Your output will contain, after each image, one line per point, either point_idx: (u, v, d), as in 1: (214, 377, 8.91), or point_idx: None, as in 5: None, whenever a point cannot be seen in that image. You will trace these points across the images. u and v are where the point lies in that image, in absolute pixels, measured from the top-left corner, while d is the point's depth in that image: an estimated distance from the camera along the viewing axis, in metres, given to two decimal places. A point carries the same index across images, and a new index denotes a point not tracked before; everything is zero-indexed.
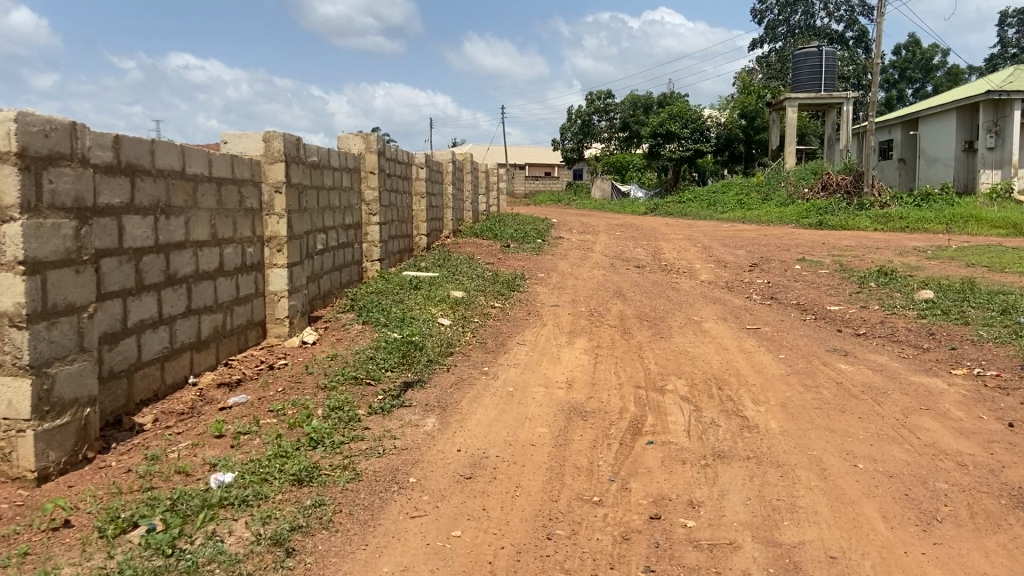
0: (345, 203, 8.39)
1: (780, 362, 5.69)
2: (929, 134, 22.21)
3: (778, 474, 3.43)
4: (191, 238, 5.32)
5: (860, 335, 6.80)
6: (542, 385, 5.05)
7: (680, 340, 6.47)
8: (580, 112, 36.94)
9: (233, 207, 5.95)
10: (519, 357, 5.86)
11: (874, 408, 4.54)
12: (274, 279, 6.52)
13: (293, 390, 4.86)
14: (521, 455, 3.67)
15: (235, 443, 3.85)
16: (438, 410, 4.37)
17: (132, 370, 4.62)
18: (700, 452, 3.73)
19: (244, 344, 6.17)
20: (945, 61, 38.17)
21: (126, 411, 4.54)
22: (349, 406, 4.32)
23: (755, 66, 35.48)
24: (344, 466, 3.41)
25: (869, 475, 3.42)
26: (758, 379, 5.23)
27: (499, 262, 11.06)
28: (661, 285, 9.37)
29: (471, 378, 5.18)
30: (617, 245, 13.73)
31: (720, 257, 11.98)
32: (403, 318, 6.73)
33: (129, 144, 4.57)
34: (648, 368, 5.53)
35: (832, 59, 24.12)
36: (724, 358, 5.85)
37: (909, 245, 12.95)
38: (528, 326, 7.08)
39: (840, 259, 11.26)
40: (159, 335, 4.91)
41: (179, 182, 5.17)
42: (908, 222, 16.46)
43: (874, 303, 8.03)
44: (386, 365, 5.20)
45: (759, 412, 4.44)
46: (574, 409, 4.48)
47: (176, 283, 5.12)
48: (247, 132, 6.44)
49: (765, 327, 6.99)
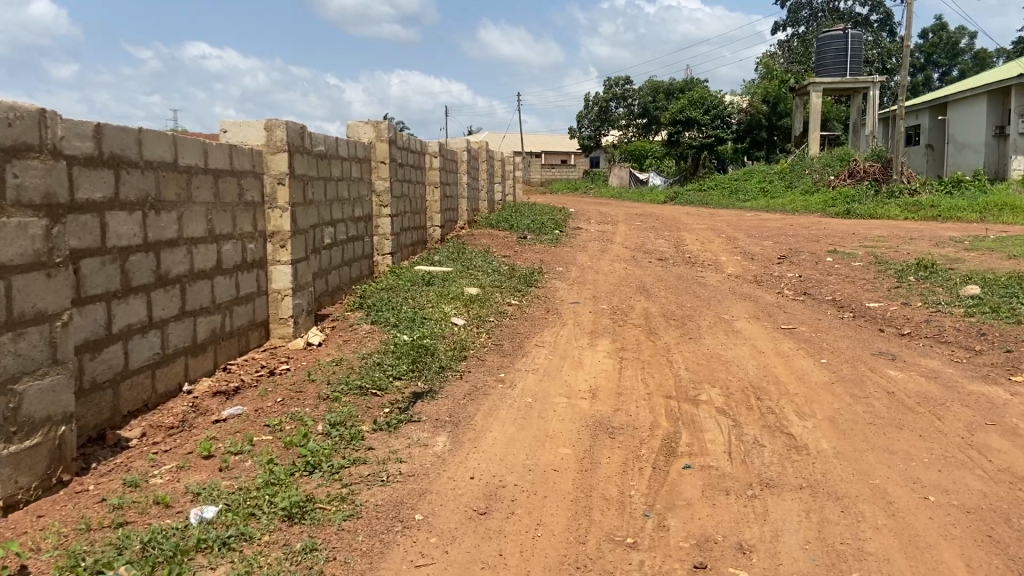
0: (354, 195, 7.99)
1: (823, 368, 5.25)
2: (958, 120, 21.49)
3: (837, 509, 3.02)
4: (185, 234, 4.94)
5: (904, 335, 6.34)
6: (563, 395, 4.63)
7: (712, 342, 6.02)
8: (598, 99, 36.24)
9: (232, 201, 5.56)
10: (538, 362, 5.45)
11: (934, 425, 4.11)
12: (277, 276, 6.14)
13: (292, 401, 4.47)
14: (542, 483, 3.26)
15: (224, 466, 3.47)
16: (451, 426, 3.96)
17: (118, 380, 4.25)
18: (745, 480, 3.31)
19: (245, 347, 5.79)
20: (972, 44, 37.17)
21: (111, 424, 4.18)
22: (351, 423, 3.93)
23: (777, 51, 34.72)
24: (342, 498, 3.01)
25: (942, 512, 3.02)
26: (801, 389, 4.78)
27: (517, 254, 10.64)
28: (687, 280, 8.92)
29: (486, 387, 4.78)
30: (637, 236, 13.22)
31: (746, 248, 11.49)
32: (415, 318, 6.33)
33: (112, 134, 4.19)
34: (679, 374, 5.10)
35: (857, 42, 23.39)
36: (760, 362, 5.42)
37: (944, 234, 12.39)
38: (548, 326, 6.67)
39: (874, 250, 10.74)
40: (148, 341, 4.53)
41: (171, 175, 4.79)
42: (940, 211, 15.86)
43: (916, 299, 7.54)
44: (395, 373, 4.80)
45: (806, 429, 4.02)
46: (600, 425, 4.06)
47: (168, 284, 4.74)
48: (249, 120, 6.04)
49: (802, 327, 6.53)
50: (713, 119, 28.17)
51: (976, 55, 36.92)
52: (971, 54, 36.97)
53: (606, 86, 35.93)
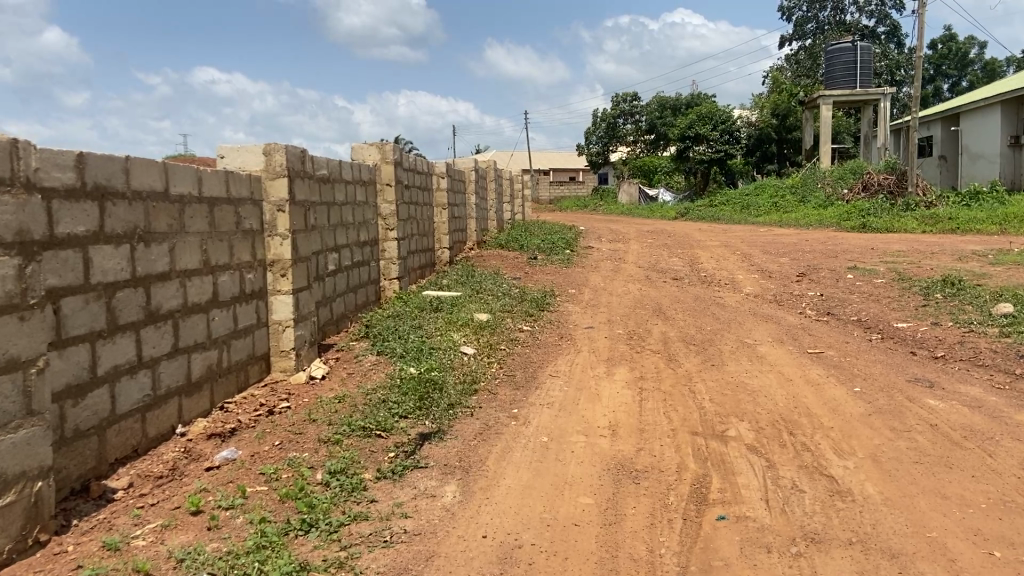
0: (358, 220, 7.74)
1: (857, 398, 4.90)
2: (972, 130, 21.14)
3: (895, 570, 2.71)
4: (177, 267, 4.67)
5: (938, 358, 6.00)
6: (581, 433, 4.30)
7: (735, 369, 5.69)
8: (605, 115, 36.01)
9: (229, 230, 5.30)
10: (553, 395, 5.14)
11: (987, 463, 3.78)
12: (278, 307, 5.86)
13: (291, 444, 4.17)
14: (561, 541, 2.95)
15: (212, 525, 3.17)
16: (462, 473, 3.66)
17: (104, 426, 3.98)
18: (787, 535, 2.98)
19: (244, 383, 5.50)
20: (981, 54, 36.85)
21: (96, 473, 3.91)
22: (353, 470, 3.63)
23: (785, 65, 34.54)
24: (340, 564, 2.72)
25: (1011, 571, 2.70)
26: (836, 423, 4.44)
27: (527, 276, 10.34)
28: (705, 301, 8.59)
29: (498, 425, 4.45)
30: (650, 254, 12.91)
31: (763, 266, 11.15)
32: (422, 348, 6.02)
33: (96, 163, 3.94)
34: (703, 407, 4.77)
35: (867, 54, 23.12)
36: (790, 392, 5.09)
37: (966, 248, 12.02)
38: (561, 353, 6.36)
39: (895, 266, 10.41)
40: (138, 382, 4.26)
41: (163, 205, 4.54)
42: (958, 223, 15.48)
43: (947, 318, 7.20)
44: (401, 411, 4.50)
45: (848, 470, 3.68)
46: (622, 468, 3.74)
47: (159, 320, 4.47)
48: (247, 145, 5.80)
49: (830, 351, 6.19)
50: (722, 133, 27.79)
51: (986, 65, 36.62)
52: (980, 64, 36.66)
53: (613, 103, 35.75)
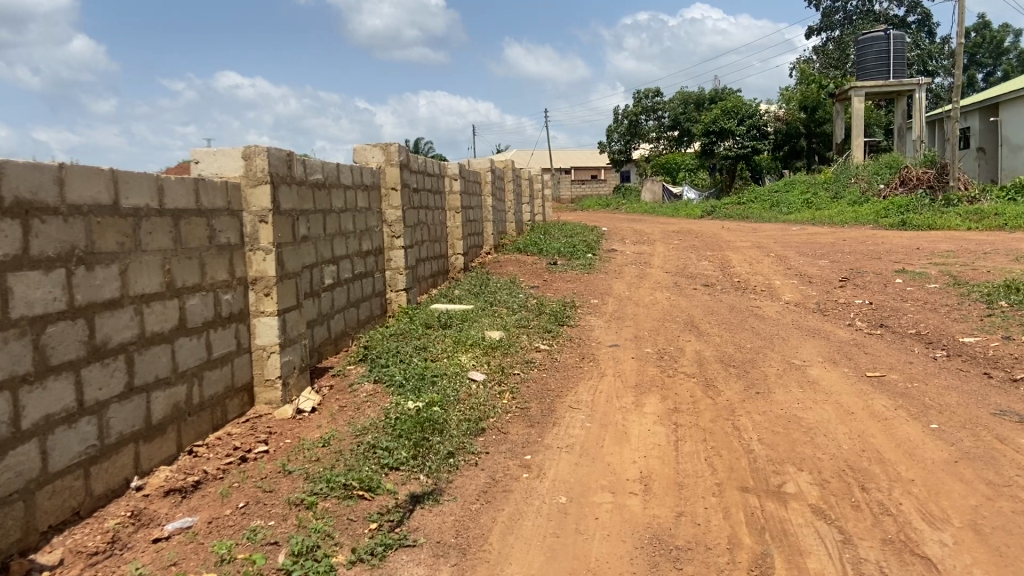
0: (359, 228, 7.04)
1: (936, 439, 4.10)
2: (1012, 121, 20.06)
3: None
4: (132, 292, 3.99)
5: (1018, 381, 5.19)
6: (606, 490, 3.56)
7: (785, 399, 4.90)
8: (627, 112, 35.05)
9: (199, 246, 4.63)
10: (574, 434, 4.40)
11: None
12: (262, 330, 5.17)
13: (257, 508, 3.48)
14: None
15: None
16: (457, 557, 2.93)
17: (32, 489, 3.30)
18: None
19: (221, 420, 4.82)
20: (1016, 43, 35.44)
21: (23, 547, 3.24)
22: (323, 551, 2.92)
23: (812, 57, 33.45)
24: None
25: None
26: (917, 474, 3.66)
27: (545, 285, 9.61)
28: (741, 312, 7.80)
29: (507, 479, 3.73)
30: (677, 257, 12.13)
31: (801, 270, 10.31)
32: (424, 375, 5.30)
33: (17, 172, 3.28)
34: (754, 453, 3.98)
35: (901, 43, 21.98)
36: (853, 429, 4.30)
37: (1020, 246, 11.10)
38: (583, 378, 5.62)
39: (947, 268, 9.54)
40: (78, 433, 3.57)
41: (111, 220, 3.86)
42: (1006, 219, 14.49)
43: (1019, 331, 6.35)
44: (392, 463, 3.78)
45: (948, 549, 2.92)
46: (659, 544, 2.99)
47: (107, 357, 3.77)
48: (225, 148, 5.12)
49: (892, 374, 5.39)
50: (749, 129, 27.10)
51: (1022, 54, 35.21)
52: (1016, 53, 35.18)
53: (636, 99, 34.67)
